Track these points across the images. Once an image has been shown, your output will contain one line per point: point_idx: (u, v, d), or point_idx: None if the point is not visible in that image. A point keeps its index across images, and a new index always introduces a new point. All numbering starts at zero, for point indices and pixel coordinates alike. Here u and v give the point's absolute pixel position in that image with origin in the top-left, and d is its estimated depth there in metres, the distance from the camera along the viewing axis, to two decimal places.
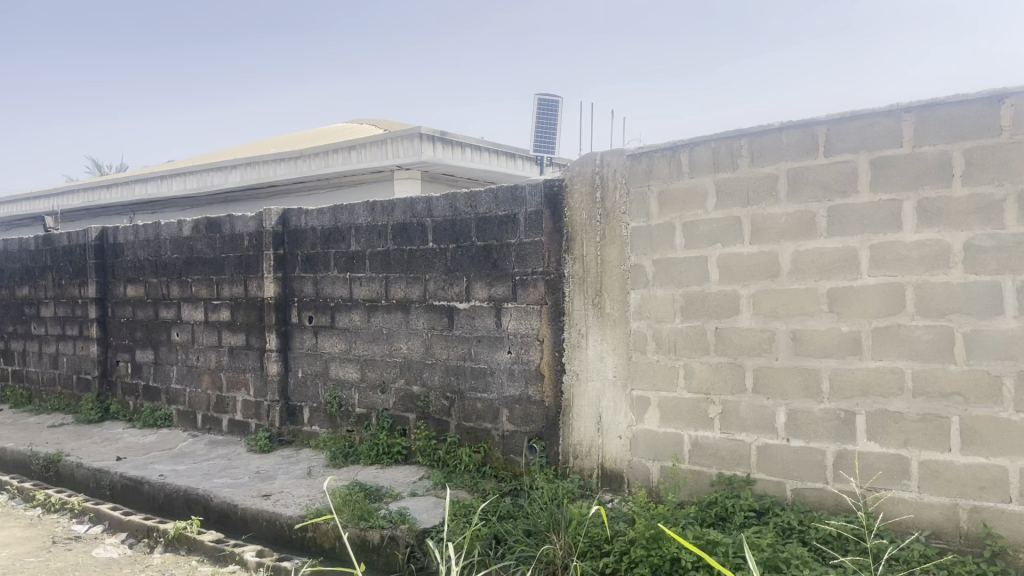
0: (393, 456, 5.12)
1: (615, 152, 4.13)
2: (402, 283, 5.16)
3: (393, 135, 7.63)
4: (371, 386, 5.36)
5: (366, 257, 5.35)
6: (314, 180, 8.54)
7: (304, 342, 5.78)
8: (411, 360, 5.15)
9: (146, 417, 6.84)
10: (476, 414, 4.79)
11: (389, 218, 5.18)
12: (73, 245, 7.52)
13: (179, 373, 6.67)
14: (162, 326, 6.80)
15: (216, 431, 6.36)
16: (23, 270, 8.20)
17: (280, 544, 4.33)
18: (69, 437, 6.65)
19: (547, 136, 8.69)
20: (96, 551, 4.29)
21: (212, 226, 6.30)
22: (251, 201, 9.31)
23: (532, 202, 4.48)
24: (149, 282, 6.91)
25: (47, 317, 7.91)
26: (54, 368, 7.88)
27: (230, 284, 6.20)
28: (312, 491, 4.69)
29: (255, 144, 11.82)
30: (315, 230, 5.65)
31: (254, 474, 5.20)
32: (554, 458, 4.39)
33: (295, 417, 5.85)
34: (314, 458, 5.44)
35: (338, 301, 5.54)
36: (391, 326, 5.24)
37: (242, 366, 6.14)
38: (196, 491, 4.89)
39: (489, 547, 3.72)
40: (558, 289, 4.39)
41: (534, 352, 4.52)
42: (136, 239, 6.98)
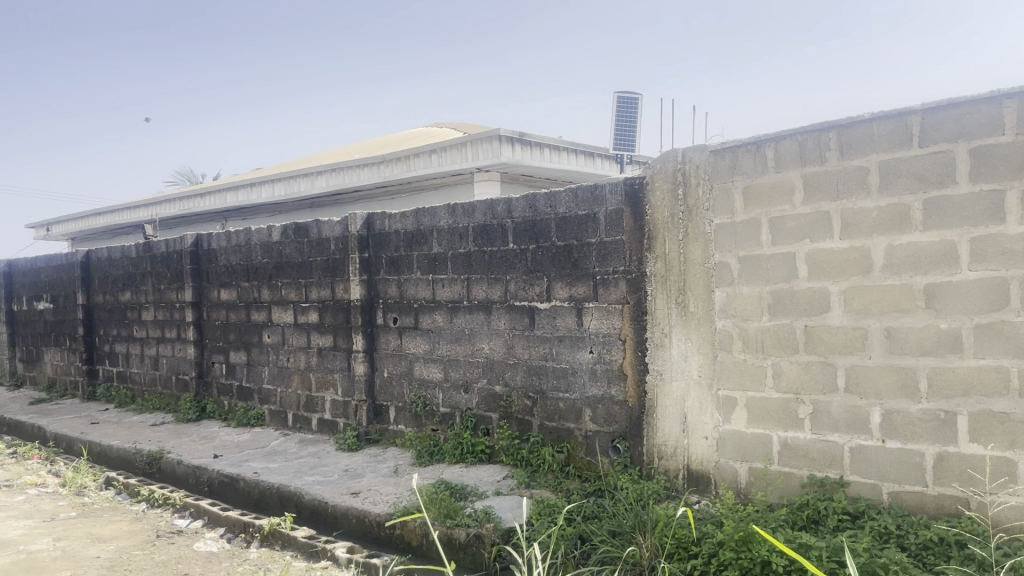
0: (477, 455, 5.17)
1: (697, 147, 4.07)
2: (483, 284, 5.20)
3: (473, 137, 7.68)
4: (454, 386, 5.43)
5: (447, 259, 5.42)
6: (396, 184, 8.71)
7: (388, 343, 5.89)
8: (493, 360, 5.19)
9: (240, 416, 7.10)
10: (559, 414, 4.80)
11: (470, 220, 5.23)
12: (171, 252, 7.87)
13: (270, 373, 6.90)
14: (254, 329, 7.04)
15: (306, 430, 6.55)
16: (125, 277, 8.62)
17: (370, 541, 4.43)
18: (169, 435, 6.96)
19: (627, 133, 8.62)
20: (198, 545, 4.48)
21: (300, 230, 6.49)
22: (336, 206, 9.54)
23: (613, 200, 4.46)
24: (241, 286, 7.16)
25: (148, 321, 8.29)
26: (154, 369, 8.26)
27: (317, 287, 6.37)
28: (399, 490, 4.79)
29: (338, 149, 12.09)
30: (397, 233, 5.75)
31: (343, 472, 5.33)
32: (638, 459, 4.36)
33: (381, 417, 5.97)
34: (400, 457, 5.54)
35: (422, 303, 5.63)
36: (473, 326, 5.29)
37: (330, 366, 6.31)
38: (288, 489, 5.05)
39: (574, 547, 3.72)
40: (640, 288, 4.35)
41: (616, 352, 4.49)
42: (229, 244, 7.24)
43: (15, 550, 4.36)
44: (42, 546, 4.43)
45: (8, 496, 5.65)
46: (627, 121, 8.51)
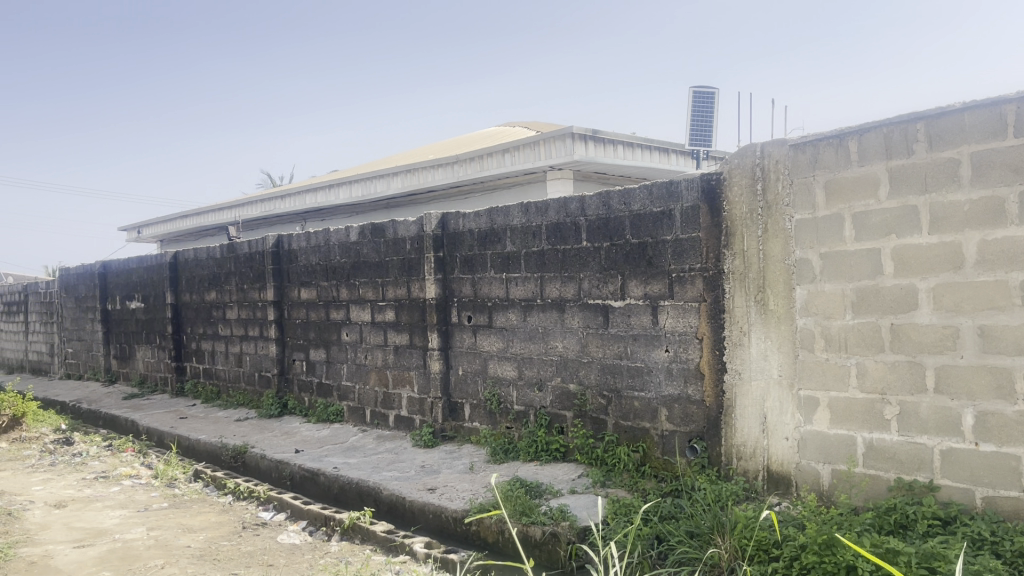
0: (551, 453, 5.17)
1: (776, 142, 3.98)
2: (557, 282, 5.19)
3: (546, 136, 7.68)
4: (528, 384, 5.44)
5: (521, 257, 5.44)
6: (470, 183, 8.79)
7: (463, 341, 5.95)
8: (567, 358, 5.18)
9: (320, 412, 7.28)
10: (634, 414, 4.76)
11: (543, 219, 5.24)
12: (253, 252, 8.11)
13: (348, 370, 7.05)
14: (333, 327, 7.20)
15: (383, 427, 6.67)
16: (210, 277, 8.92)
17: (446, 536, 4.49)
18: (253, 430, 7.18)
19: (704, 128, 8.48)
20: (281, 537, 4.61)
21: (377, 231, 6.60)
22: (411, 206, 9.68)
23: (689, 196, 4.40)
24: (320, 285, 7.33)
25: (232, 319, 8.57)
26: (238, 366, 8.54)
27: (393, 286, 6.48)
28: (475, 486, 4.83)
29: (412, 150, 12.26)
30: (472, 232, 5.79)
31: (420, 468, 5.41)
32: (716, 459, 4.29)
33: (457, 414, 6.04)
34: (475, 454, 5.59)
35: (496, 301, 5.66)
36: (547, 325, 5.30)
37: (406, 364, 6.42)
38: (367, 484, 5.16)
39: (651, 547, 3.69)
40: (718, 286, 4.28)
41: (693, 351, 4.43)
42: (308, 245, 7.42)
43: (112, 539, 4.57)
44: (137, 535, 4.64)
45: (105, 486, 5.94)
46: (703, 116, 8.37)
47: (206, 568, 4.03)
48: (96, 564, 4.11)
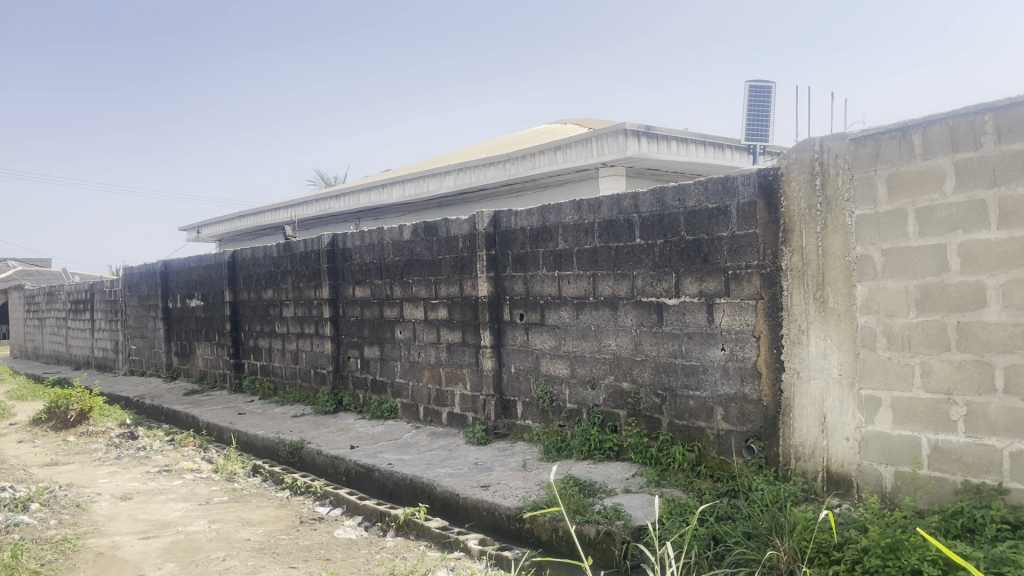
0: (605, 452, 5.14)
1: (836, 136, 3.88)
2: (610, 280, 5.16)
3: (598, 132, 7.64)
4: (582, 382, 5.42)
5: (573, 255, 5.42)
6: (522, 181, 8.79)
7: (516, 338, 5.96)
8: (620, 356, 5.15)
9: (374, 409, 7.37)
10: (689, 413, 4.71)
11: (596, 216, 5.21)
12: (308, 251, 8.24)
13: (402, 368, 7.12)
14: (387, 325, 7.28)
15: (437, 423, 6.72)
16: (267, 275, 9.09)
17: (500, 534, 4.50)
18: (309, 426, 7.30)
19: (760, 123, 8.34)
20: (338, 532, 4.68)
21: (430, 230, 6.65)
22: (463, 205, 9.72)
23: (745, 192, 4.33)
24: (374, 284, 7.41)
25: (288, 317, 8.72)
26: (294, 363, 8.69)
27: (446, 284, 6.51)
28: (528, 484, 4.83)
29: (463, 148, 12.32)
30: (524, 230, 5.79)
31: (473, 465, 5.44)
32: (774, 459, 4.22)
33: (509, 412, 6.05)
34: (528, 452, 5.59)
35: (548, 299, 5.65)
36: (600, 323, 5.27)
37: (459, 362, 6.45)
38: (421, 480, 5.20)
39: (707, 548, 3.65)
40: (775, 283, 4.20)
41: (749, 349, 4.37)
42: (362, 243, 7.51)
43: (176, 531, 4.69)
44: (199, 527, 4.76)
45: (168, 480, 6.10)
46: (759, 110, 8.23)
47: (265, 561, 4.11)
48: (161, 556, 4.23)
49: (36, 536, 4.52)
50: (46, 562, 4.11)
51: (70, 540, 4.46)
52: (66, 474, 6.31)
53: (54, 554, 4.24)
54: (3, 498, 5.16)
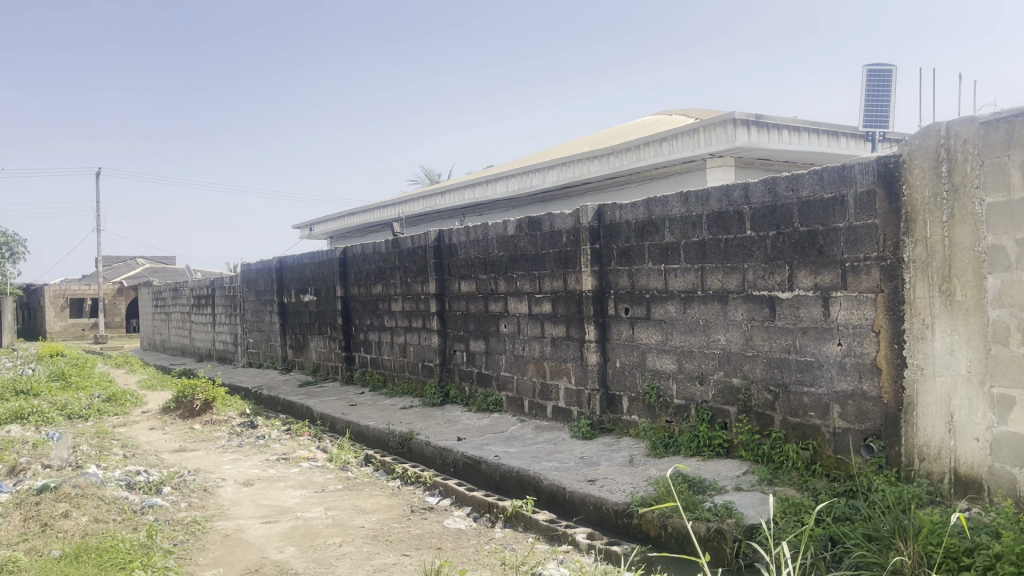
0: (714, 449, 5.05)
1: (964, 120, 3.68)
2: (720, 273, 5.06)
3: (706, 123, 7.48)
4: (690, 377, 5.34)
5: (680, 248, 5.33)
6: (626, 174, 8.72)
7: (621, 333, 5.92)
8: (730, 351, 5.04)
9: (480, 402, 7.47)
10: (804, 410, 4.57)
11: (705, 208, 5.12)
12: (416, 247, 8.42)
13: (507, 361, 7.18)
14: (492, 318, 7.36)
15: (541, 417, 6.75)
16: (376, 271, 9.35)
17: (608, 528, 4.49)
18: (417, 418, 7.47)
19: (879, 109, 7.96)
20: (448, 521, 4.78)
21: (534, 225, 6.67)
22: (567, 199, 9.71)
23: (863, 181, 4.16)
24: (479, 278, 7.51)
25: (396, 311, 8.94)
26: (402, 356, 8.91)
27: (550, 279, 6.53)
28: (635, 479, 4.80)
29: (566, 143, 12.31)
30: (629, 223, 5.74)
31: (579, 459, 5.44)
32: (896, 460, 4.04)
33: (615, 407, 6.01)
34: (634, 447, 5.55)
35: (654, 293, 5.58)
36: (708, 317, 5.17)
37: (564, 356, 6.46)
38: (527, 473, 5.24)
39: (824, 549, 3.55)
40: (896, 275, 4.02)
41: (868, 344, 4.20)
42: (467, 239, 7.62)
43: (295, 516, 4.90)
44: (316, 513, 4.95)
45: (286, 467, 6.36)
46: (878, 95, 7.86)
47: (379, 548, 4.24)
48: (282, 540, 4.42)
49: (168, 517, 4.80)
50: (178, 543, 4.37)
51: (199, 522, 4.71)
52: (194, 459, 6.68)
53: (185, 535, 4.50)
54: (138, 481, 5.51)
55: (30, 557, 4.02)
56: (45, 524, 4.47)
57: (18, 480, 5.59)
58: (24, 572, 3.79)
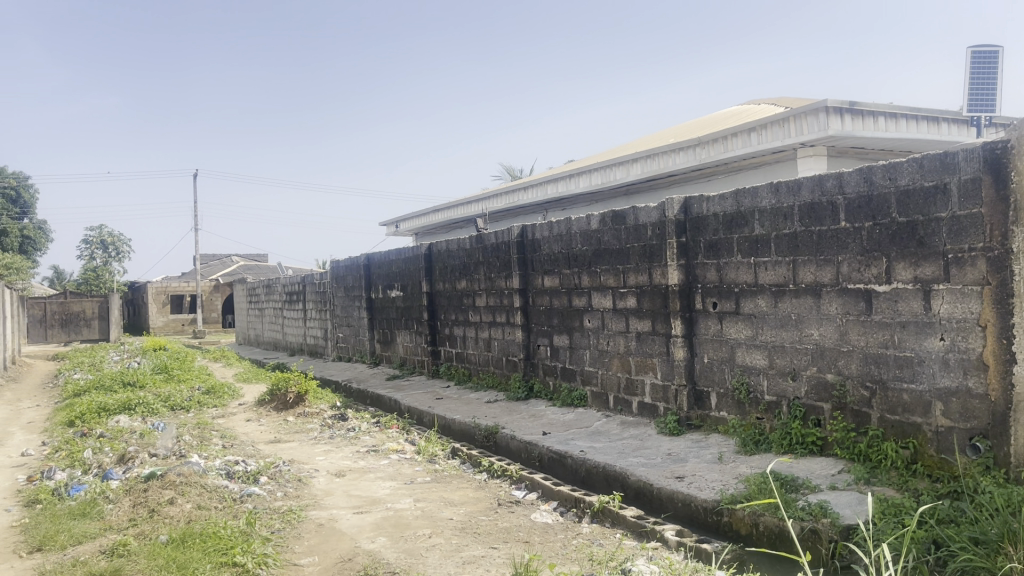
0: (807, 446, 4.91)
1: None
2: (812, 266, 4.91)
3: (797, 112, 7.27)
4: (781, 373, 5.21)
5: (770, 240, 5.20)
6: (712, 166, 8.56)
7: (709, 328, 5.81)
8: (824, 347, 4.90)
9: (565, 396, 7.47)
10: (903, 407, 4.40)
11: (796, 199, 4.98)
12: (499, 242, 8.47)
13: (592, 356, 7.16)
14: (576, 313, 7.35)
15: (627, 413, 6.70)
16: (461, 266, 9.44)
17: (696, 526, 4.42)
18: (503, 412, 7.53)
19: (985, 92, 7.57)
20: (535, 515, 4.80)
21: (618, 219, 6.61)
22: (652, 192, 9.59)
23: (968, 168, 3.97)
24: (563, 273, 7.49)
25: (481, 306, 9.01)
26: (487, 351, 8.98)
27: (635, 273, 6.47)
28: (725, 477, 4.72)
29: (649, 135, 12.16)
30: (717, 216, 5.63)
31: (666, 456, 5.38)
32: (1004, 460, 3.83)
33: (703, 403, 5.92)
34: (724, 444, 5.45)
35: (743, 286, 5.47)
36: (801, 312, 5.03)
37: (649, 351, 6.40)
38: (614, 468, 5.21)
39: (927, 552, 3.41)
40: (1005, 267, 3.82)
41: (973, 339, 4.00)
42: (551, 234, 7.61)
43: (385, 507, 5.01)
44: (406, 505, 5.05)
45: (376, 459, 6.51)
46: (984, 78, 7.48)
47: (468, 540, 4.29)
48: (374, 530, 4.53)
49: (266, 506, 4.98)
50: (275, 530, 4.53)
51: (295, 511, 4.87)
52: (289, 451, 6.91)
53: (282, 523, 4.66)
54: (237, 470, 5.73)
55: (140, 542, 4.24)
56: (152, 510, 4.71)
57: (128, 468, 5.90)
58: (134, 555, 4.01)
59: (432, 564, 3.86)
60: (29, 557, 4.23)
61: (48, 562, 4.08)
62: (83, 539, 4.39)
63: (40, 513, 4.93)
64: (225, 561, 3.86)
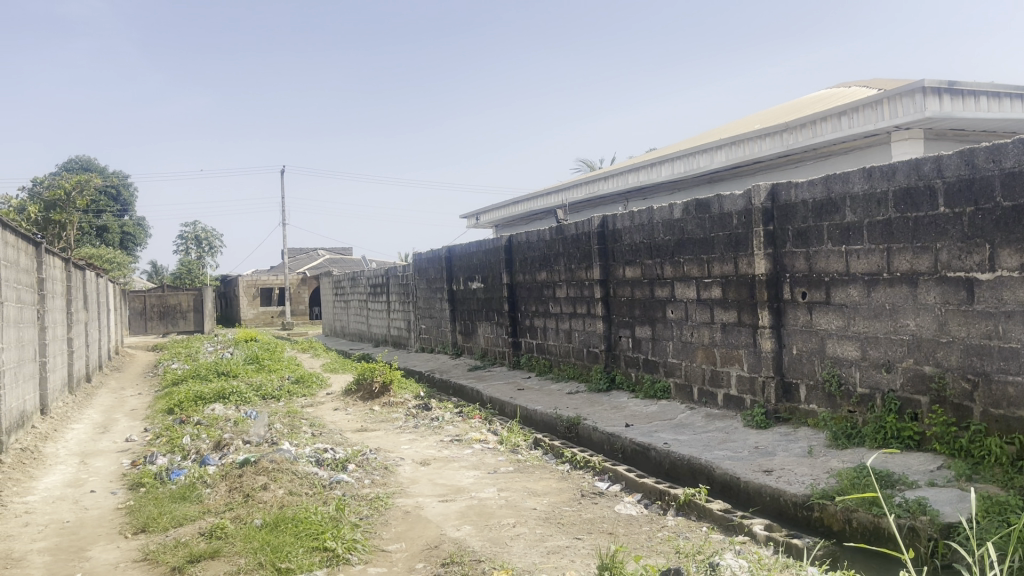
0: (904, 441, 4.72)
1: None
2: (908, 254, 4.72)
3: (891, 93, 6.98)
4: (875, 365, 5.04)
5: (863, 228, 5.02)
6: (800, 152, 8.32)
7: (798, 318, 5.65)
8: (921, 338, 4.70)
9: (648, 388, 7.39)
10: (1008, 401, 4.19)
11: (890, 183, 4.80)
12: (580, 233, 8.43)
13: (675, 348, 7.07)
14: (659, 304, 7.26)
15: (712, 405, 6.59)
16: (541, 258, 9.44)
17: (785, 520, 4.32)
18: (585, 403, 7.51)
19: None
20: (619, 507, 4.78)
21: (702, 207, 6.49)
22: (737, 180, 9.38)
23: None
24: (645, 263, 7.41)
25: (562, 297, 9.00)
26: (568, 342, 8.97)
27: (720, 263, 6.35)
28: (815, 471, 4.58)
29: (733, 123, 11.89)
30: (806, 203, 5.46)
31: (753, 449, 5.26)
32: None
33: (791, 395, 5.77)
34: (814, 438, 5.30)
35: (834, 276, 5.29)
36: (896, 301, 4.84)
37: (735, 342, 6.27)
38: (699, 461, 5.14)
39: None
40: None
41: None
42: (632, 224, 7.53)
43: (470, 496, 5.07)
44: (490, 494, 5.09)
45: (460, 448, 6.59)
46: None
47: (553, 530, 4.30)
48: (459, 518, 4.59)
49: (354, 493, 5.10)
50: (363, 517, 4.63)
51: (382, 498, 4.98)
52: (375, 439, 7.07)
53: (369, 510, 4.76)
54: (326, 457, 5.89)
55: (236, 525, 4.40)
56: (247, 495, 4.89)
57: (224, 454, 6.14)
58: (231, 537, 4.17)
59: (517, 553, 3.88)
60: (134, 537, 4.45)
61: (151, 543, 4.28)
62: (183, 521, 4.59)
63: (144, 496, 5.18)
64: (317, 546, 3.97)
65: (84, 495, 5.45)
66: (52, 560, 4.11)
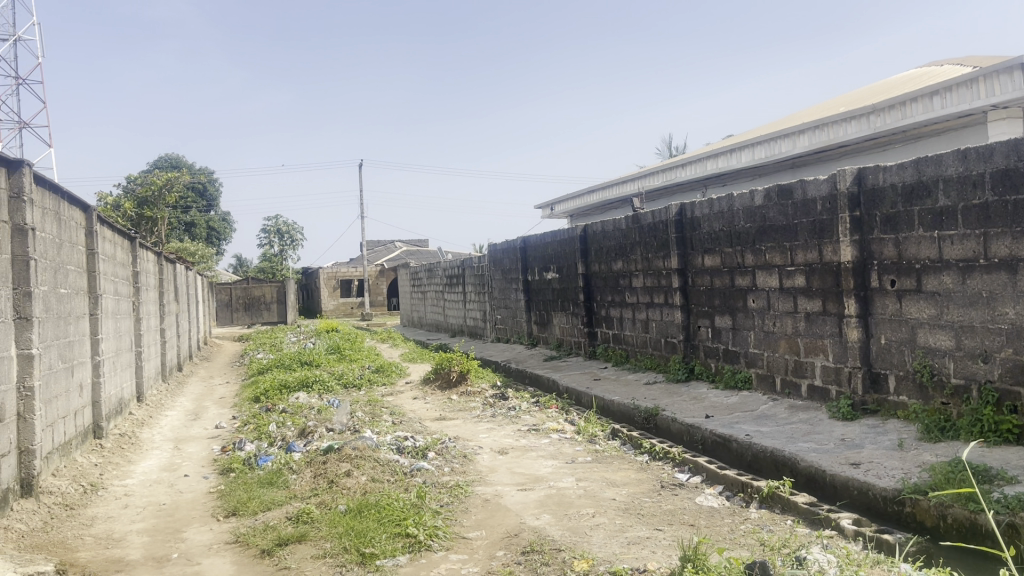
0: (1002, 435, 4.51)
1: None
2: (1006, 239, 4.50)
3: (988, 71, 6.67)
4: (970, 355, 4.83)
5: (957, 212, 4.81)
6: (889, 134, 8.02)
7: (886, 307, 5.46)
8: (1021, 327, 4.49)
9: (728, 378, 7.26)
10: None
11: (987, 165, 4.58)
12: (657, 222, 8.32)
13: (756, 338, 6.93)
14: (740, 293, 7.11)
15: (796, 396, 6.43)
16: (617, 247, 9.36)
17: (875, 515, 4.18)
18: (663, 394, 7.43)
19: None
20: (699, 499, 4.71)
21: (785, 194, 6.33)
22: (821, 165, 9.10)
23: None
24: (725, 252, 7.26)
25: (638, 287, 8.92)
26: (645, 332, 8.89)
27: (803, 250, 6.18)
28: (906, 465, 4.43)
29: (817, 107, 11.55)
30: (895, 187, 5.27)
31: (839, 441, 5.12)
32: None
33: (880, 386, 5.58)
34: (904, 430, 5.11)
35: (926, 263, 5.09)
36: (994, 289, 4.63)
37: (820, 332, 6.10)
38: (782, 454, 5.02)
39: None
40: None
41: None
42: (712, 211, 7.39)
43: (548, 485, 5.08)
44: (569, 484, 5.09)
45: (538, 438, 6.61)
46: None
47: (632, 521, 4.27)
48: (538, 507, 4.60)
49: (434, 480, 5.17)
50: (444, 504, 4.69)
51: (462, 487, 5.03)
52: (454, 428, 7.15)
53: (450, 497, 4.82)
54: (407, 445, 5.98)
55: (322, 510, 4.52)
56: (332, 481, 5.01)
57: (309, 441, 6.31)
58: (317, 522, 4.28)
59: (597, 543, 3.87)
60: (226, 520, 4.62)
61: (242, 526, 4.43)
62: (272, 506, 4.74)
63: (234, 480, 5.37)
64: (399, 532, 4.05)
65: (179, 479, 5.69)
66: (151, 540, 4.30)
